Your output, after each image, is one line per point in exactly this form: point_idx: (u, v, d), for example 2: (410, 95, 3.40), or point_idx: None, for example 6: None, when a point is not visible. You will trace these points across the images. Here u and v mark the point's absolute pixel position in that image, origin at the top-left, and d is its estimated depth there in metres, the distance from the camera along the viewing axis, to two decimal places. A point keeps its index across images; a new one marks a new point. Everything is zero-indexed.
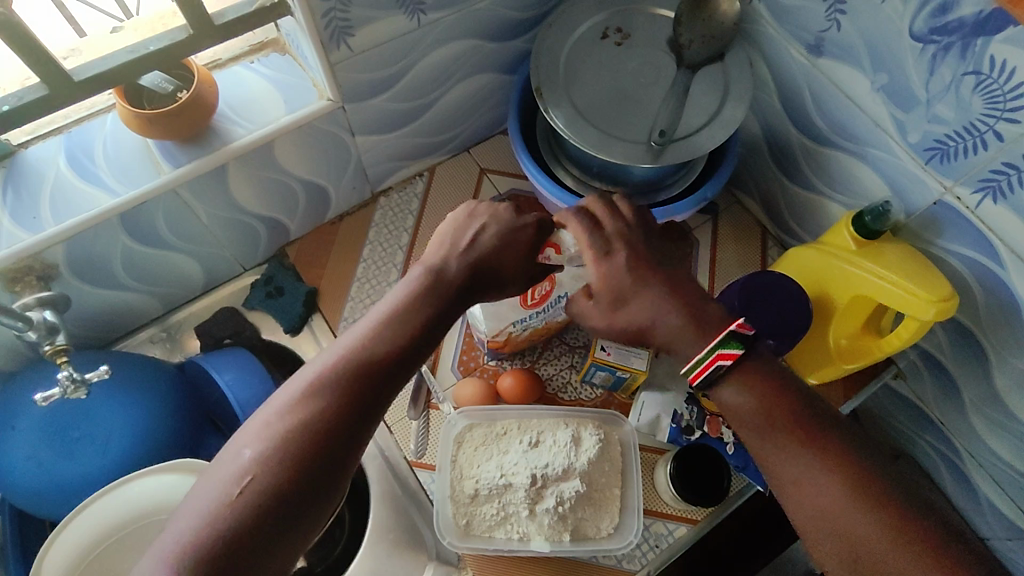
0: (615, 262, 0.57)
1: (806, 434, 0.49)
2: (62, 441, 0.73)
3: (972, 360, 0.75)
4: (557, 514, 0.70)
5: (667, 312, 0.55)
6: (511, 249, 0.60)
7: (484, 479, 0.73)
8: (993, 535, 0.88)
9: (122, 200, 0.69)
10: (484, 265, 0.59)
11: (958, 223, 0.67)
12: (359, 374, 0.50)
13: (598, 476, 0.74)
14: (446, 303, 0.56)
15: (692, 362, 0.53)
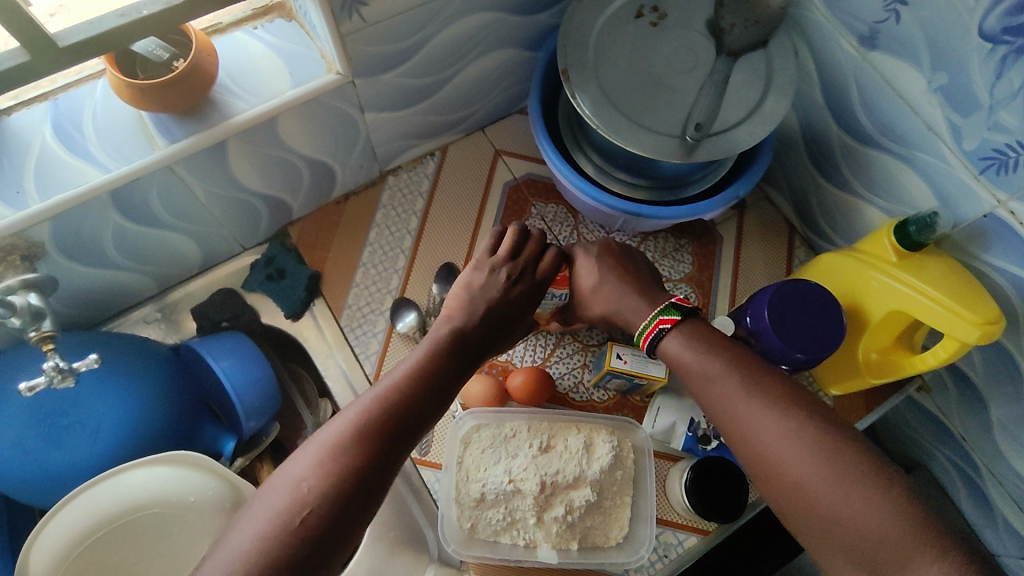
0: (588, 253, 0.71)
1: (742, 375, 0.57)
2: (49, 428, 0.69)
3: (1006, 378, 0.72)
4: (566, 523, 0.69)
5: (625, 288, 0.68)
6: (520, 301, 0.65)
7: (491, 484, 0.70)
8: (1006, 553, 0.86)
9: (112, 177, 0.63)
10: (500, 325, 0.64)
11: (1010, 237, 0.63)
12: (395, 420, 0.52)
13: (611, 485, 0.72)
14: (465, 361, 0.60)
15: (641, 330, 0.64)
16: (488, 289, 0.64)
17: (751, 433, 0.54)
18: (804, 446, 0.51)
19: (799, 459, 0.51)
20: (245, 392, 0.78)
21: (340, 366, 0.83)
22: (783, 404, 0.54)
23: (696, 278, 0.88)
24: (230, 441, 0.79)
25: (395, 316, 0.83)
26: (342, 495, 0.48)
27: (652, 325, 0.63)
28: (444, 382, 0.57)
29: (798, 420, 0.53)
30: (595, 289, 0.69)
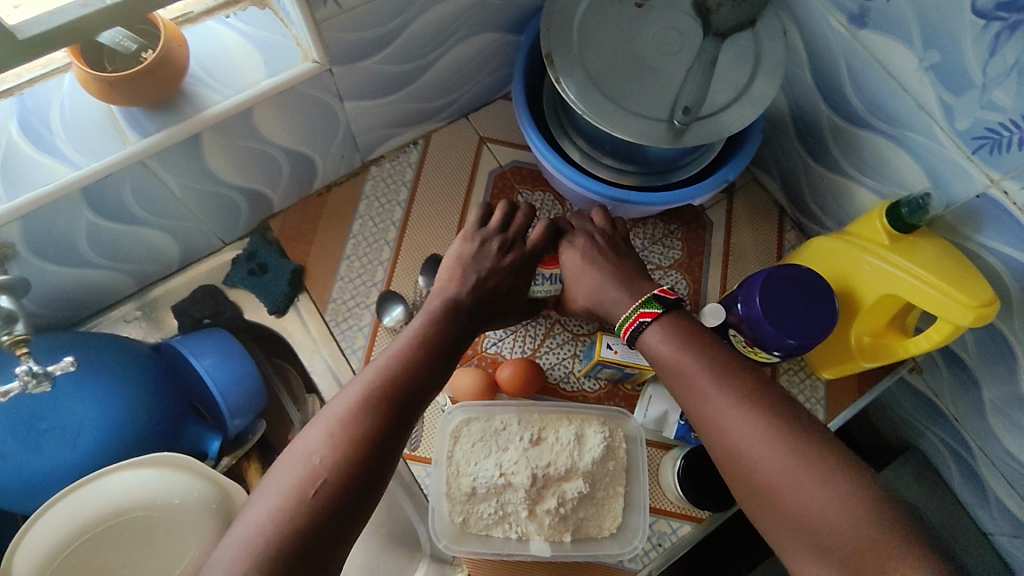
0: (574, 248, 0.71)
1: (717, 375, 0.57)
2: (27, 435, 0.67)
3: (998, 359, 0.72)
4: (559, 515, 0.68)
5: (602, 276, 0.69)
6: (507, 274, 0.69)
7: (482, 478, 0.69)
8: (998, 531, 0.86)
9: (82, 174, 0.61)
10: (490, 299, 0.67)
11: (1002, 217, 0.62)
12: (403, 380, 0.55)
13: (603, 476, 0.71)
14: (460, 331, 0.63)
15: (623, 321, 0.65)
16: (475, 261, 0.68)
17: (726, 441, 0.54)
18: (779, 448, 0.51)
19: (774, 458, 0.50)
20: (229, 390, 0.77)
21: (326, 361, 0.82)
22: (754, 406, 0.54)
23: (686, 264, 0.86)
24: (216, 441, 0.78)
25: (382, 310, 0.82)
26: (354, 458, 0.49)
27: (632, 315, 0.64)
28: (444, 346, 0.60)
29: (770, 421, 0.52)
30: (580, 279, 0.70)
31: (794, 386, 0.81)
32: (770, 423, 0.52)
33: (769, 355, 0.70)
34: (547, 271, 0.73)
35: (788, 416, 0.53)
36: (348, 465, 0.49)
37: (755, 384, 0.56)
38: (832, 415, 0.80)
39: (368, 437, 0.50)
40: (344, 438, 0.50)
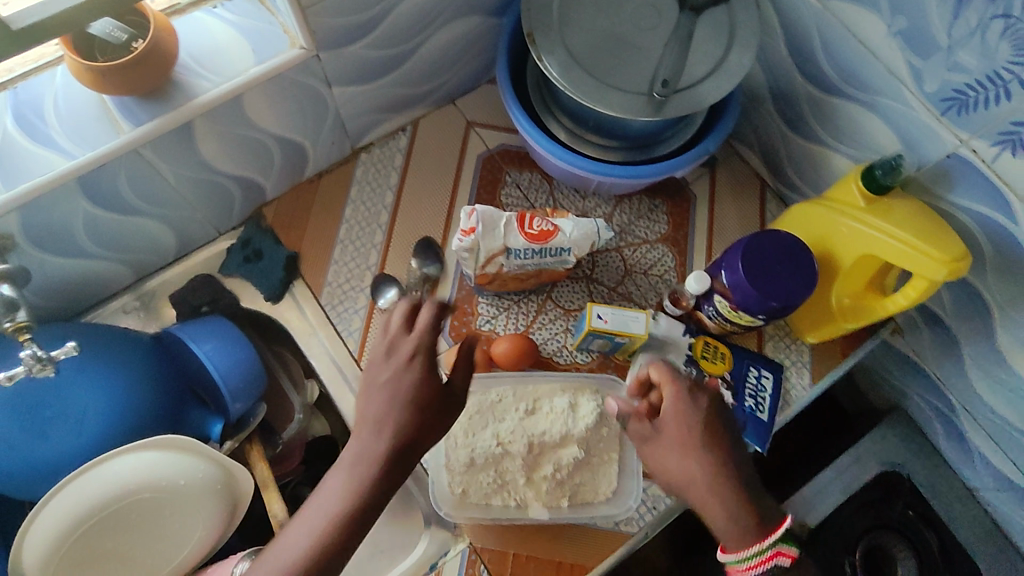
0: (694, 415, 0.59)
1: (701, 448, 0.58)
2: (33, 421, 0.69)
3: (974, 314, 0.74)
4: (555, 479, 0.72)
5: (702, 476, 0.58)
6: (428, 417, 0.54)
7: (482, 446, 0.73)
8: (984, 485, 0.88)
9: (78, 163, 0.63)
10: (416, 428, 0.54)
11: (972, 176, 0.65)
12: (368, 510, 0.53)
13: (595, 440, 0.75)
14: (416, 428, 0.54)
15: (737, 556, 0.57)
16: (391, 391, 0.54)
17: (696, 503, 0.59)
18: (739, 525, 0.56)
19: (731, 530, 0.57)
20: (230, 373, 0.78)
21: (324, 344, 0.84)
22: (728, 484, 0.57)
23: (672, 237, 0.89)
24: (218, 424, 0.79)
25: (376, 292, 0.84)
26: None
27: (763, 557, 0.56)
28: (398, 459, 0.53)
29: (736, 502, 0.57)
30: (689, 442, 0.59)
31: (780, 351, 0.83)
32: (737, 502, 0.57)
33: (753, 319, 0.73)
34: (537, 247, 0.73)
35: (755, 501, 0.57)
36: None
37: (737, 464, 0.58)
38: (818, 377, 0.83)
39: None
40: (317, 551, 0.51)
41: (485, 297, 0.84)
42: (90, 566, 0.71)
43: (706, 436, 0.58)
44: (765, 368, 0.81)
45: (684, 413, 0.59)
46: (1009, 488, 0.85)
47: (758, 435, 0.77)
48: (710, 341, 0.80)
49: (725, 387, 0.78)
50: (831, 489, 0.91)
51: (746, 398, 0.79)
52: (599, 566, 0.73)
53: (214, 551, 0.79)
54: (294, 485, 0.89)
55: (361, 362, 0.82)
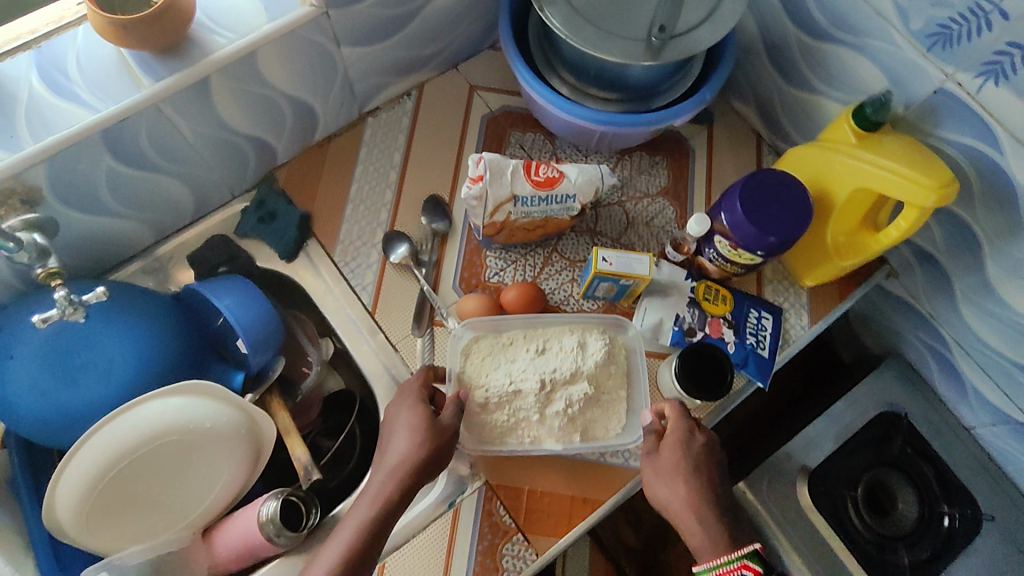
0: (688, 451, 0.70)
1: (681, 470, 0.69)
2: (64, 369, 0.73)
3: (966, 249, 0.77)
4: (567, 413, 0.74)
5: (690, 492, 0.68)
6: (435, 441, 0.68)
7: (496, 384, 0.74)
8: (978, 423, 0.91)
9: (103, 116, 0.65)
10: (432, 448, 0.67)
11: (958, 110, 0.68)
12: (395, 504, 0.65)
13: (603, 376, 0.77)
14: (435, 458, 0.68)
15: (704, 565, 0.65)
16: (409, 403, 0.70)
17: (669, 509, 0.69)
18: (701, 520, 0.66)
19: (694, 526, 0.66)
20: (251, 328, 0.80)
21: (338, 298, 0.86)
22: (695, 489, 0.68)
23: (673, 189, 0.91)
24: (239, 375, 0.82)
25: (387, 248, 0.86)
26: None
27: (722, 570, 0.63)
28: (423, 471, 0.67)
29: (700, 503, 0.67)
30: (678, 485, 0.68)
31: (779, 294, 0.86)
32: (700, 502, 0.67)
33: (752, 257, 0.75)
34: (543, 194, 0.76)
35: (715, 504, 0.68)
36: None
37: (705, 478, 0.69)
38: (816, 318, 0.86)
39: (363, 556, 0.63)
40: (351, 552, 0.62)
41: (494, 250, 0.87)
42: (129, 508, 0.75)
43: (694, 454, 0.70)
44: (765, 309, 0.84)
45: (677, 439, 0.70)
46: (1004, 422, 0.88)
47: (760, 371, 0.80)
48: (711, 284, 0.83)
49: (727, 326, 0.82)
50: (833, 430, 0.94)
51: (747, 336, 0.82)
52: (610, 500, 0.78)
53: (238, 497, 0.83)
54: (314, 436, 0.91)
55: (375, 314, 0.85)
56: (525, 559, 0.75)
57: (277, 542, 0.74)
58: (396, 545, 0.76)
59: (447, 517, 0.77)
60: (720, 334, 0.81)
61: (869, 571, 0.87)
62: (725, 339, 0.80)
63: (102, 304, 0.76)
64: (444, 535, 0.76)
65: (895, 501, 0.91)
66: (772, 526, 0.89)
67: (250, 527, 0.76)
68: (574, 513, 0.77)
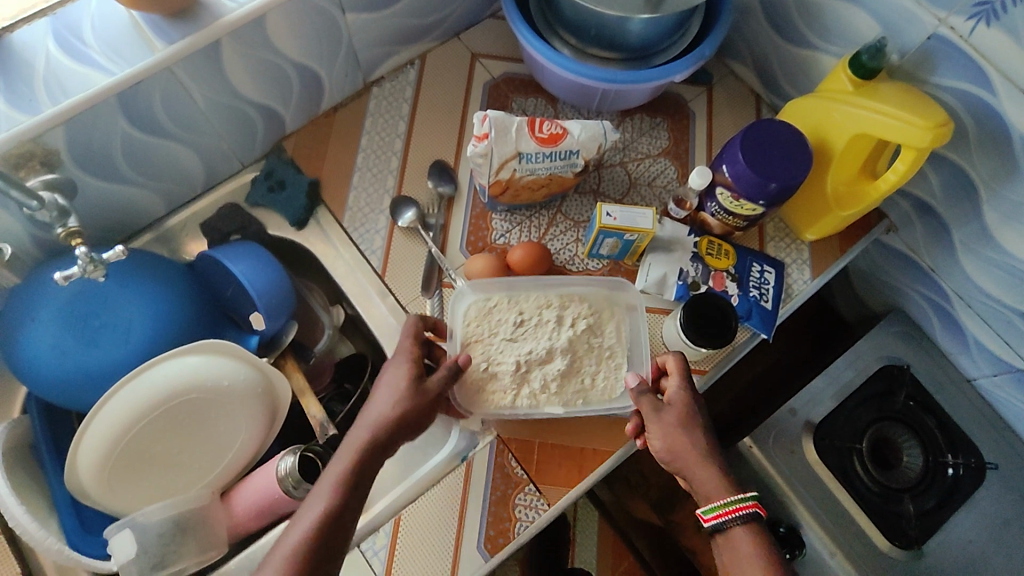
0: (688, 402, 0.71)
1: (683, 418, 0.70)
2: (84, 329, 0.74)
3: (963, 197, 0.79)
4: (542, 392, 0.76)
5: (698, 439, 0.69)
6: (422, 398, 0.68)
7: (478, 362, 0.76)
8: (980, 374, 0.93)
9: (119, 79, 0.67)
10: (416, 404, 0.68)
11: (952, 54, 0.69)
12: (371, 462, 0.65)
13: (582, 348, 0.78)
14: (421, 414, 0.68)
15: (710, 505, 0.65)
16: (399, 359, 0.71)
17: (671, 458, 0.69)
18: (706, 464, 0.67)
19: (697, 468, 0.67)
20: (265, 292, 0.82)
21: (348, 263, 0.88)
22: (696, 435, 0.69)
23: (673, 151, 0.93)
24: (253, 337, 0.84)
25: (395, 213, 0.88)
26: (322, 538, 0.60)
27: (729, 508, 0.64)
28: (407, 426, 0.67)
29: (703, 448, 0.68)
30: (678, 433, 0.69)
31: (780, 250, 0.88)
32: (702, 447, 0.68)
33: (755, 208, 0.77)
34: (548, 150, 0.77)
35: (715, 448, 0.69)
36: (334, 517, 0.61)
37: (703, 427, 0.70)
38: (818, 272, 0.87)
39: (340, 513, 0.61)
40: (338, 496, 0.62)
41: (499, 213, 0.88)
42: (148, 467, 0.77)
43: (690, 406, 0.71)
44: (767, 263, 0.85)
45: (679, 389, 0.71)
46: (1005, 371, 0.89)
47: (764, 323, 0.81)
48: (714, 240, 0.85)
49: (730, 279, 0.83)
50: (837, 386, 0.95)
51: (750, 289, 0.83)
52: (619, 451, 0.79)
53: (254, 459, 0.85)
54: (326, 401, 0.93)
55: (384, 278, 0.87)
56: (537, 509, 0.77)
57: (294, 495, 0.77)
58: (406, 501, 0.78)
59: (460, 471, 0.78)
60: (724, 287, 0.83)
61: (875, 520, 0.88)
62: (729, 292, 0.82)
63: (120, 269, 0.78)
64: (457, 489, 0.78)
65: (900, 454, 0.93)
66: (779, 479, 0.90)
67: (268, 483, 0.79)
68: (583, 465, 0.79)
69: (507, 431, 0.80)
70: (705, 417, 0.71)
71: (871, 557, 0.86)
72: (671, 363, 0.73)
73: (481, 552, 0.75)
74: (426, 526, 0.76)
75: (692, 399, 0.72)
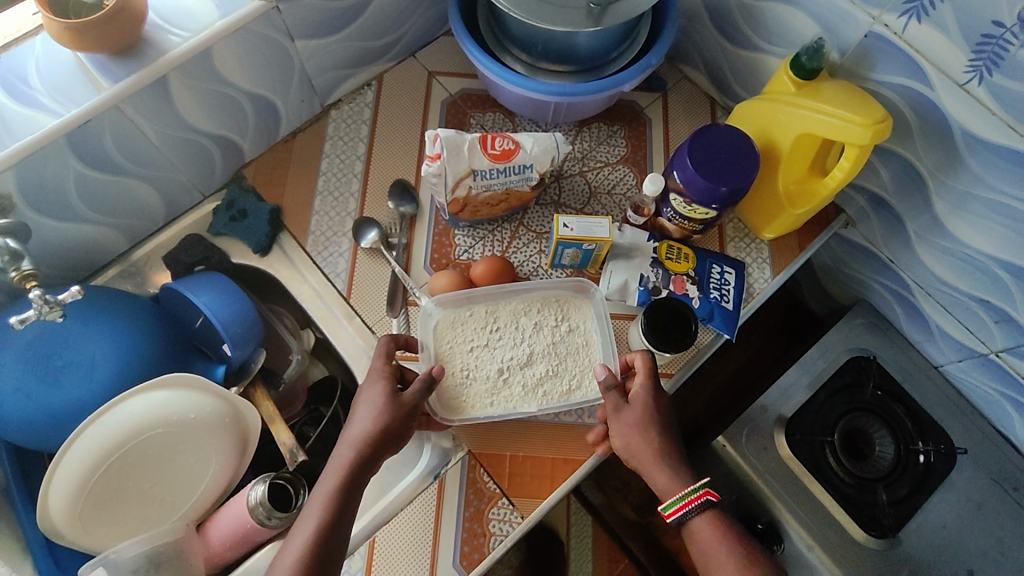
0: (653, 403, 0.72)
1: (648, 422, 0.71)
2: (46, 369, 0.74)
3: (913, 189, 0.80)
4: (524, 395, 0.77)
5: (657, 441, 0.70)
6: (400, 410, 0.68)
7: (453, 371, 0.78)
8: (947, 361, 0.94)
9: (66, 120, 0.68)
10: (397, 417, 0.68)
11: (889, 51, 0.71)
12: (357, 476, 0.65)
13: (561, 352, 0.80)
14: (402, 425, 0.68)
15: (670, 500, 0.68)
16: (376, 373, 0.71)
17: (631, 455, 0.71)
18: (665, 466, 0.69)
19: (657, 471, 0.69)
20: (230, 322, 0.82)
21: (313, 288, 0.88)
22: (660, 438, 0.70)
23: (631, 157, 0.94)
24: (221, 367, 0.84)
25: (358, 235, 0.88)
26: (317, 554, 0.60)
27: (689, 498, 0.67)
28: (389, 438, 0.67)
29: (663, 452, 0.70)
30: (641, 436, 0.70)
31: (740, 250, 0.89)
32: (664, 451, 0.70)
33: (708, 212, 0.78)
34: (501, 166, 0.78)
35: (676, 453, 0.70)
36: (325, 534, 0.61)
37: (667, 429, 0.71)
38: (778, 270, 0.88)
39: (331, 531, 0.62)
40: (329, 513, 0.62)
41: (461, 229, 0.89)
42: (124, 502, 0.78)
43: (655, 407, 0.72)
44: (727, 264, 0.86)
45: (644, 389, 0.72)
46: (969, 357, 0.90)
47: (726, 323, 0.82)
48: (673, 244, 0.86)
49: (691, 283, 0.84)
50: (808, 380, 0.96)
51: (711, 291, 0.84)
52: (590, 458, 0.79)
53: (229, 488, 0.85)
54: (300, 425, 0.93)
55: (350, 301, 0.87)
56: (511, 522, 0.77)
57: (268, 525, 0.77)
58: (383, 521, 0.78)
59: (433, 489, 0.78)
60: (685, 290, 0.84)
61: (851, 512, 0.89)
62: (690, 295, 0.83)
63: (81, 306, 0.78)
64: (430, 507, 0.78)
65: (872, 444, 0.94)
66: (753, 475, 0.91)
67: (240, 513, 0.78)
68: (555, 474, 0.79)
69: (477, 444, 0.80)
70: (667, 417, 0.72)
71: (849, 549, 0.87)
72: (641, 363, 0.73)
73: (457, 569, 0.75)
74: (401, 547, 0.76)
75: (658, 401, 0.72)
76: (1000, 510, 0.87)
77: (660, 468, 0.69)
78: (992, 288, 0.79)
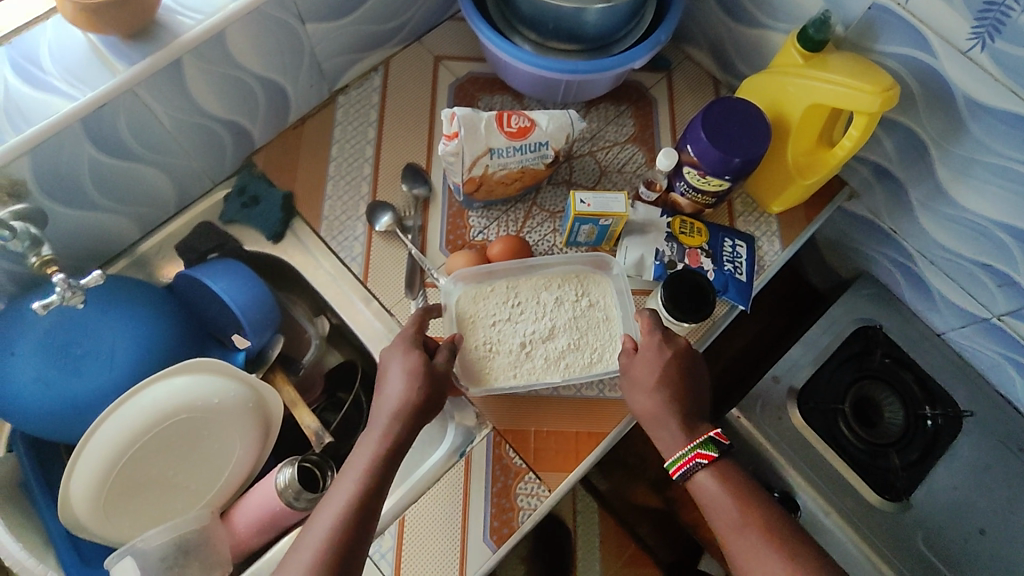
0: (661, 359, 0.73)
1: (654, 381, 0.72)
2: (65, 358, 0.73)
3: (916, 159, 0.83)
4: (547, 366, 0.78)
5: (665, 398, 0.71)
6: (434, 379, 0.69)
7: (476, 345, 0.79)
8: (949, 327, 0.97)
9: (80, 104, 0.67)
10: (432, 385, 0.69)
11: (893, 23, 0.73)
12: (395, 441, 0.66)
13: (582, 325, 0.81)
14: (437, 394, 0.69)
15: (674, 458, 0.70)
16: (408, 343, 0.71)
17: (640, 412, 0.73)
18: (672, 422, 0.70)
19: (666, 429, 0.71)
20: (248, 309, 0.81)
21: (329, 273, 0.88)
22: (666, 394, 0.71)
23: (640, 136, 0.95)
24: (240, 354, 0.84)
25: (372, 218, 0.88)
26: (359, 515, 0.61)
27: (691, 455, 0.68)
28: (425, 405, 0.68)
29: (669, 407, 0.71)
30: (647, 393, 0.72)
31: (750, 224, 0.91)
32: (671, 407, 0.71)
33: (721, 184, 0.79)
34: (517, 143, 0.79)
35: (685, 409, 0.71)
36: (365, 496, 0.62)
37: (678, 383, 0.72)
38: (787, 242, 0.90)
39: (373, 493, 0.62)
40: (369, 477, 0.63)
41: (475, 210, 0.90)
42: (147, 490, 0.77)
43: (664, 363, 0.73)
44: (738, 238, 0.88)
45: (652, 345, 0.74)
46: (971, 322, 0.93)
47: (741, 294, 0.84)
48: (685, 219, 0.88)
49: (705, 256, 0.85)
50: (817, 350, 0.98)
51: (724, 263, 0.85)
52: (613, 431, 0.80)
53: (252, 475, 0.84)
54: (319, 412, 0.93)
55: (367, 284, 0.87)
56: (538, 496, 0.78)
57: (296, 506, 0.77)
58: (410, 500, 0.78)
59: (459, 467, 0.79)
60: (699, 263, 0.85)
61: (863, 476, 0.91)
62: (704, 267, 0.84)
63: (98, 294, 0.77)
64: (458, 485, 0.78)
65: (881, 411, 0.96)
66: (768, 444, 0.93)
67: (265, 498, 0.78)
68: (580, 448, 0.80)
69: (501, 419, 0.81)
70: (680, 371, 0.73)
71: (863, 512, 0.89)
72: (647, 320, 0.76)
73: (487, 544, 0.76)
74: (430, 525, 0.77)
75: (668, 355, 0.73)
76: (1006, 470, 0.90)
77: (665, 425, 0.71)
78: (995, 252, 0.82)
